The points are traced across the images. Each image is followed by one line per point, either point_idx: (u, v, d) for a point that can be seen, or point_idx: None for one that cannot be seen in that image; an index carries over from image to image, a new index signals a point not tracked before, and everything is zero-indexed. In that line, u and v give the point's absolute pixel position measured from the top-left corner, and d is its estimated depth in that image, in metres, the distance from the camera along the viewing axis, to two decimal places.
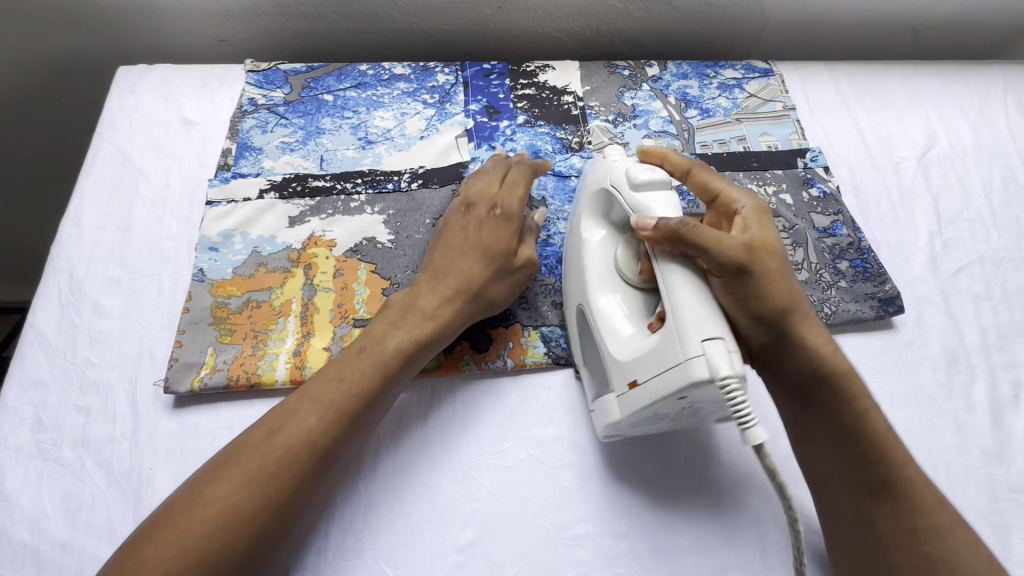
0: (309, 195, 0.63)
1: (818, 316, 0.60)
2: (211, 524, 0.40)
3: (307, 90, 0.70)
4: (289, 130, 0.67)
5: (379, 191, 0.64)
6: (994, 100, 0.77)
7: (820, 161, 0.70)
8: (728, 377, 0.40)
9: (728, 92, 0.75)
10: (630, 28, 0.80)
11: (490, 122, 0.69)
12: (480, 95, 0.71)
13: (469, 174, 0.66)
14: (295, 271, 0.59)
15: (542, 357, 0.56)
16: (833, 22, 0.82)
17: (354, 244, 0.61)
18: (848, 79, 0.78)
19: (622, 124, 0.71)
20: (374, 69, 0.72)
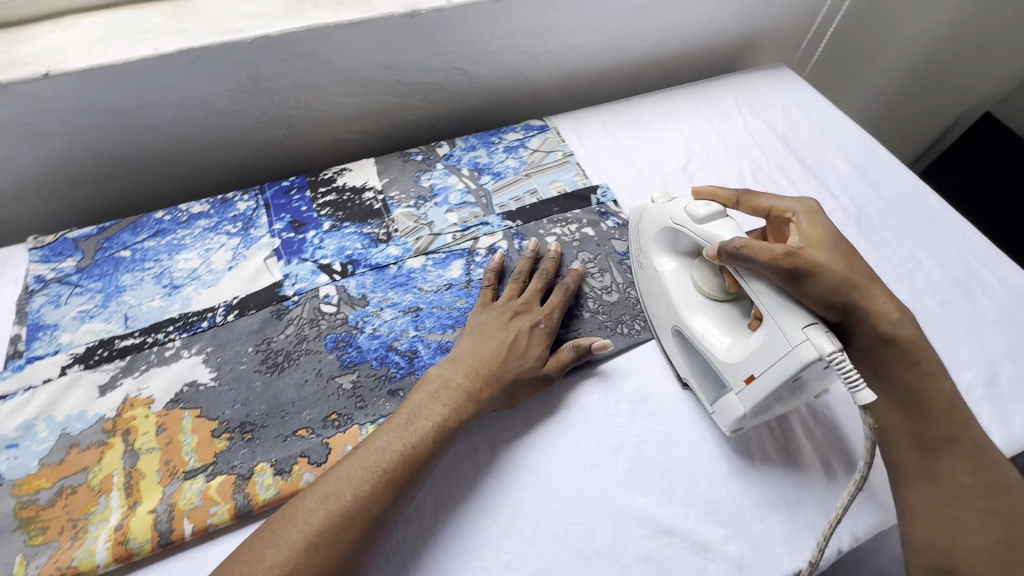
0: (117, 357, 0.62)
1: (629, 333, 0.67)
2: (364, 477, 0.49)
3: (101, 251, 0.69)
4: (86, 297, 0.65)
5: (194, 332, 0.64)
6: (730, 109, 0.93)
7: (606, 194, 0.79)
8: (834, 353, 0.47)
9: (514, 153, 0.84)
10: (418, 116, 0.89)
11: (297, 236, 0.73)
12: (283, 213, 0.75)
13: (285, 290, 0.67)
14: (112, 441, 0.56)
15: None
16: (591, 74, 0.95)
17: (174, 394, 0.60)
18: (613, 117, 0.90)
19: (424, 204, 0.77)
20: (172, 214, 0.74)
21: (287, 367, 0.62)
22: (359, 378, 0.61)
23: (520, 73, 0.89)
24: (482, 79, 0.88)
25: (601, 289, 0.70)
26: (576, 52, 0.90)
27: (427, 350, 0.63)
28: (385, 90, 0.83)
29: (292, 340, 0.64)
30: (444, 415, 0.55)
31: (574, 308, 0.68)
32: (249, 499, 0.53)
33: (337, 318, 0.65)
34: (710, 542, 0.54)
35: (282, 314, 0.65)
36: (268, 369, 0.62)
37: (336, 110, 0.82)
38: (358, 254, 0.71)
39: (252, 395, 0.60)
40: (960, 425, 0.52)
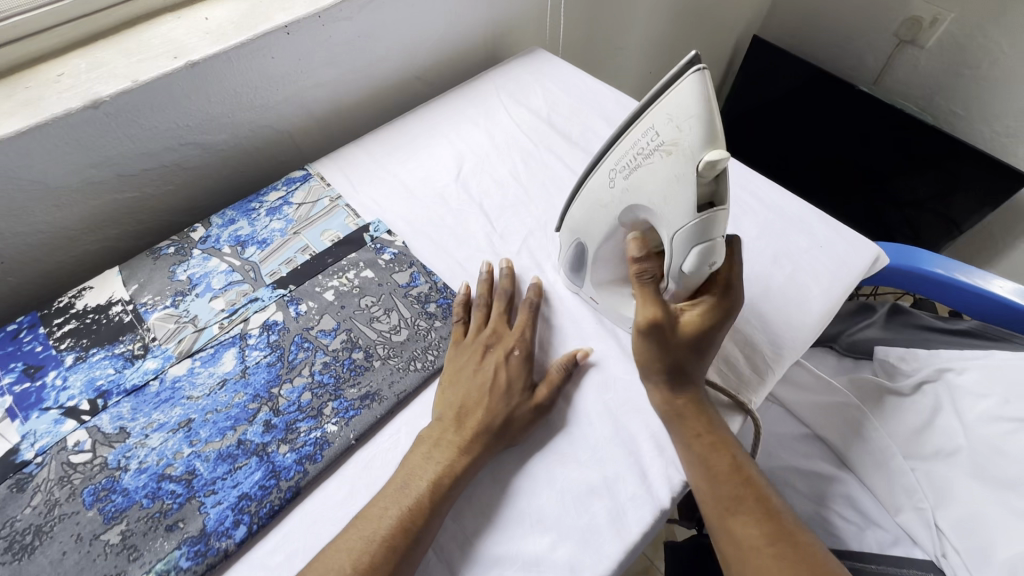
0: None
1: (424, 365, 0.64)
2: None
3: None
4: None
5: None
6: (493, 105, 0.93)
7: (380, 228, 0.76)
8: None
9: (278, 213, 0.78)
10: (164, 204, 0.81)
11: (33, 384, 0.62)
12: (13, 362, 0.64)
13: (25, 454, 0.57)
14: None
15: None
16: (347, 106, 0.91)
17: None
18: (379, 145, 0.87)
19: (183, 300, 0.70)
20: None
21: (39, 545, 0.53)
22: (130, 527, 0.54)
23: (265, 127, 0.83)
24: (223, 145, 0.81)
25: (390, 331, 0.67)
26: (320, 91, 0.86)
27: (205, 464, 0.57)
28: (108, 189, 0.74)
29: (41, 511, 0.54)
30: (438, 475, 0.53)
31: (362, 360, 0.65)
32: None
33: (94, 465, 0.57)
34: (540, 555, 0.53)
35: (24, 485, 0.56)
36: (14, 557, 0.52)
37: (60, 227, 0.73)
38: (110, 382, 0.63)
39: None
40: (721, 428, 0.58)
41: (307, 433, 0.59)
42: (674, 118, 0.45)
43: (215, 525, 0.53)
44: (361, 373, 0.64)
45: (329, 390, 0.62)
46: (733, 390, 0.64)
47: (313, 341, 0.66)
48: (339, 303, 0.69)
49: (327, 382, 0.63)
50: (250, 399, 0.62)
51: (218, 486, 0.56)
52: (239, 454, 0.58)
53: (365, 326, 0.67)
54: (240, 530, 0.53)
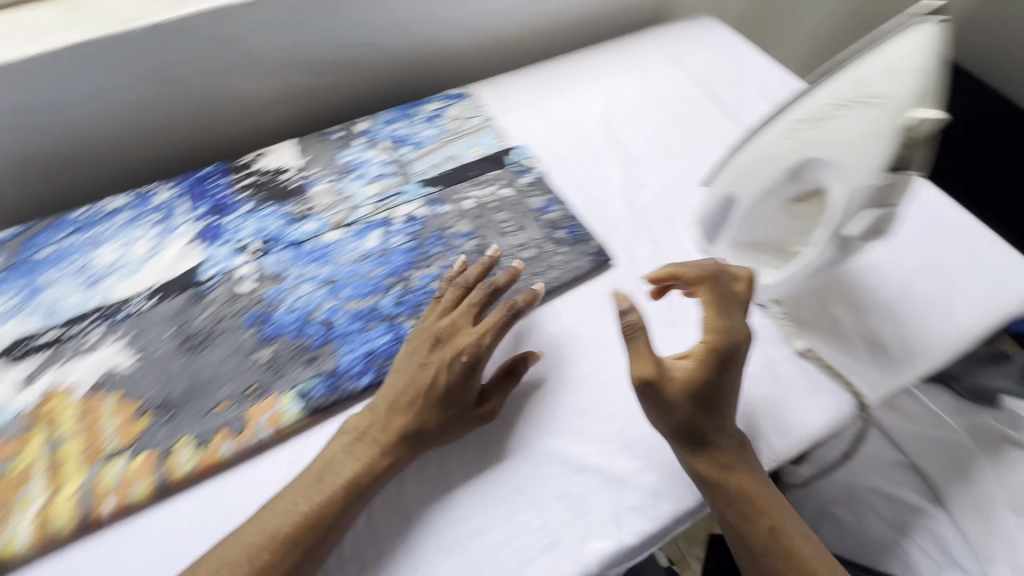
0: (41, 351, 0.63)
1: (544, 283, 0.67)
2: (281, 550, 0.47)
3: (24, 251, 0.70)
4: (9, 296, 0.66)
5: (114, 321, 0.65)
6: (650, 61, 0.93)
7: (523, 154, 0.80)
8: (803, 346, 0.63)
9: (433, 122, 0.84)
10: (337, 96, 0.89)
11: (216, 220, 0.73)
12: (203, 199, 0.75)
13: (205, 273, 0.68)
14: (33, 432, 0.58)
15: (298, 415, 0.58)
16: (510, 37, 0.94)
17: (97, 381, 0.61)
18: (534, 79, 0.90)
19: (342, 179, 0.77)
20: (91, 210, 0.74)
21: (207, 346, 0.63)
22: (277, 353, 0.62)
23: (436, 43, 0.88)
24: (397, 51, 0.87)
25: (517, 247, 0.71)
26: (491, 17, 0.89)
27: (343, 318, 0.64)
28: (298, 70, 0.82)
29: (211, 321, 0.64)
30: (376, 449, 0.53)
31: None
32: (167, 473, 0.55)
33: (255, 296, 0.66)
34: (625, 474, 0.56)
35: (200, 298, 0.66)
36: (187, 352, 0.62)
37: (255, 95, 0.82)
38: (277, 232, 0.72)
39: (172, 376, 0.61)
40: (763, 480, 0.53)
41: None
42: (890, 75, 0.50)
43: (346, 369, 0.61)
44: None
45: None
46: (853, 379, 0.61)
47: (447, 240, 0.71)
48: (475, 212, 0.74)
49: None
50: (386, 275, 0.68)
51: (352, 338, 0.63)
52: (372, 317, 0.65)
53: (496, 238, 0.72)
54: (365, 377, 0.60)
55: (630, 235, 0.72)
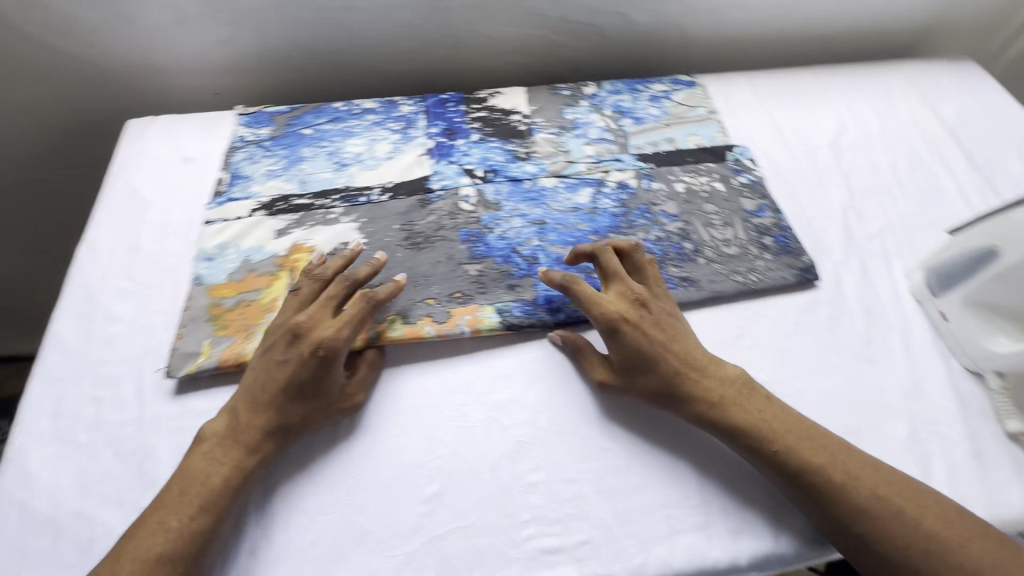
0: (292, 212, 0.72)
1: (744, 283, 0.67)
2: (189, 501, 0.50)
3: (289, 126, 0.81)
4: (274, 161, 0.77)
5: (353, 204, 0.73)
6: (897, 95, 0.87)
7: (746, 153, 0.79)
8: (1017, 430, 0.58)
9: (658, 102, 0.85)
10: (571, 57, 0.91)
11: (448, 141, 0.80)
12: (439, 120, 0.82)
13: (433, 185, 0.75)
14: (279, 274, 0.67)
15: (496, 325, 0.63)
16: (748, 37, 0.92)
17: (332, 249, 0.69)
18: (765, 84, 0.88)
19: (564, 134, 0.81)
20: (348, 106, 0.84)
21: (425, 247, 0.69)
22: (485, 271, 0.68)
23: (677, 26, 0.89)
24: (639, 26, 0.88)
25: (721, 242, 0.71)
26: (739, 13, 0.88)
27: (546, 259, 0.69)
28: (547, 24, 0.86)
29: (432, 226, 0.71)
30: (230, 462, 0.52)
31: (690, 252, 0.70)
32: (380, 336, 0.62)
33: (472, 217, 0.72)
34: None
35: (427, 205, 0.73)
36: (409, 246, 0.69)
37: (503, 38, 0.87)
38: (499, 165, 0.77)
39: (393, 263, 0.68)
40: (769, 405, 0.56)
41: None
42: None
43: (543, 304, 0.65)
44: (686, 261, 0.69)
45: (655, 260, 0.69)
46: None
47: (654, 216, 0.73)
48: (685, 197, 0.75)
49: (655, 253, 0.70)
50: (591, 232, 0.71)
51: None
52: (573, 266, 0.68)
53: (702, 227, 0.72)
54: (559, 316, 0.65)
55: (841, 262, 0.70)
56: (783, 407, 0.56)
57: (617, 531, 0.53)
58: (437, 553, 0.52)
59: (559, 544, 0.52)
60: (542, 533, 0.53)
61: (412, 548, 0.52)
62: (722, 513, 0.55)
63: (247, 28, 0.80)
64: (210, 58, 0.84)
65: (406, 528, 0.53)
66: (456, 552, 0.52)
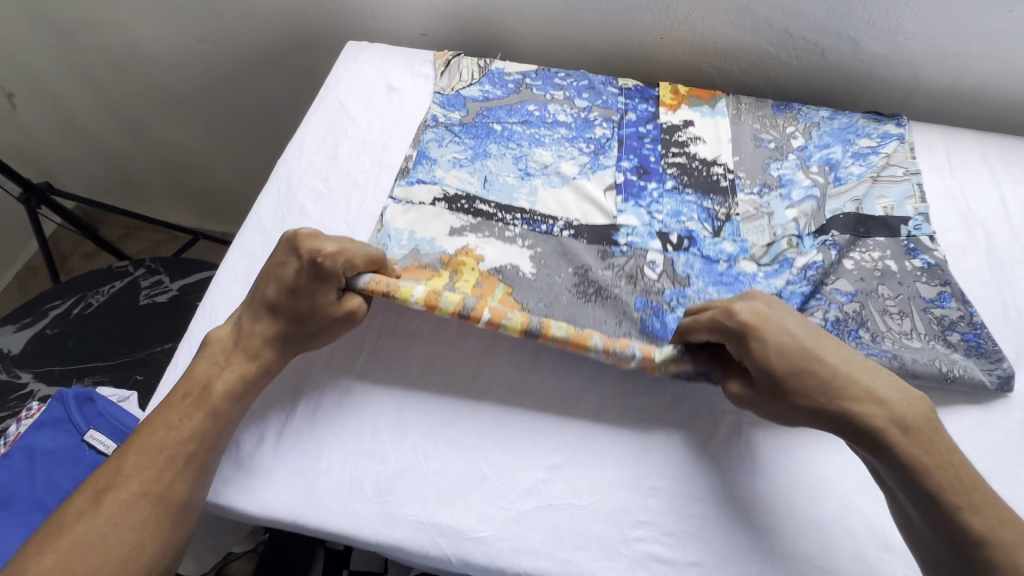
0: (472, 214, 0.68)
1: (942, 371, 0.58)
2: (193, 405, 0.53)
3: (480, 117, 0.78)
4: (460, 148, 0.74)
5: (533, 228, 0.68)
6: None
7: (923, 230, 0.69)
8: None
9: (860, 159, 0.75)
10: (779, 73, 0.86)
11: (639, 180, 0.73)
12: (633, 155, 0.75)
13: (619, 238, 0.68)
14: (441, 272, 0.64)
15: (671, 355, 0.56)
16: (991, 93, 0.82)
17: (500, 265, 0.64)
18: (997, 149, 0.78)
19: (767, 193, 0.73)
20: (541, 111, 0.78)
21: (595, 301, 0.63)
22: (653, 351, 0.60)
23: (910, 67, 0.81)
24: (868, 57, 0.81)
25: (901, 333, 0.62)
26: (991, 65, 0.79)
27: None
28: (767, 36, 0.81)
29: (609, 277, 0.65)
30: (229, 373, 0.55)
31: (868, 340, 0.61)
32: (543, 327, 0.58)
33: (654, 284, 0.65)
34: None
35: (607, 257, 0.66)
36: (579, 294, 0.63)
37: (713, 40, 0.83)
38: (695, 231, 0.70)
39: (556, 304, 0.62)
40: (916, 419, 0.47)
41: None
42: None
43: None
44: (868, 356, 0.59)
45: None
46: None
47: (827, 294, 0.64)
48: (860, 274, 0.65)
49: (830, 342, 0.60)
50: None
51: None
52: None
53: (877, 315, 0.63)
54: None
55: None
56: (930, 421, 0.48)
57: (730, 564, 0.51)
58: (547, 521, 0.53)
59: (670, 555, 0.51)
60: (655, 539, 0.52)
61: (525, 508, 0.53)
62: None
63: None
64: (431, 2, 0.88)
65: (523, 487, 0.54)
66: (564, 527, 0.53)
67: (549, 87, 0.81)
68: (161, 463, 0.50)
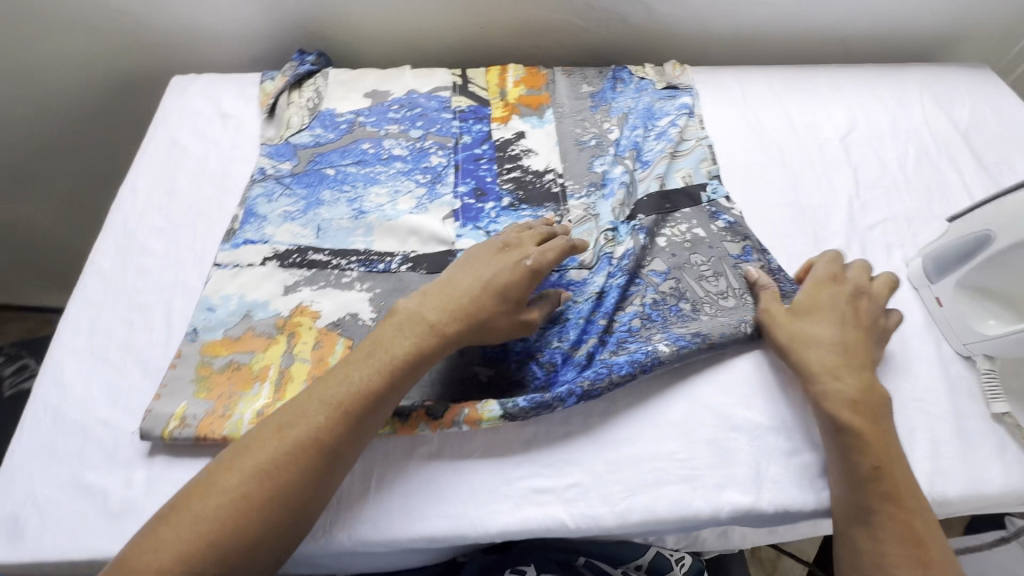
0: (306, 266, 0.67)
1: (749, 331, 0.62)
2: (279, 446, 0.49)
3: (312, 164, 0.77)
4: (291, 200, 0.73)
5: (370, 269, 0.68)
6: (911, 96, 0.88)
7: (719, 193, 0.74)
8: (1004, 412, 0.59)
9: (664, 139, 0.80)
10: (594, 41, 0.94)
11: (476, 203, 0.74)
12: (469, 178, 0.76)
13: None
14: (278, 337, 0.62)
15: (497, 421, 0.56)
16: (767, 33, 0.95)
17: (338, 318, 0.63)
18: (781, 80, 0.90)
19: (593, 193, 0.75)
20: (376, 148, 0.79)
21: None
22: (495, 376, 0.60)
23: (699, 21, 0.92)
24: (663, 19, 0.91)
25: (717, 295, 0.65)
26: (761, 10, 0.91)
27: (556, 331, 0.62)
28: (575, 10, 0.89)
29: None
30: (321, 421, 0.50)
31: (690, 311, 0.64)
32: None
33: None
34: (779, 451, 0.57)
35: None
36: None
37: (529, 22, 0.90)
38: None
39: None
40: (869, 399, 0.55)
41: (638, 345, 0.60)
42: None
43: (555, 383, 0.59)
44: (687, 321, 0.63)
45: (658, 326, 0.62)
46: None
47: (644, 277, 0.66)
48: (671, 251, 0.69)
49: (655, 318, 0.63)
50: (593, 308, 0.63)
51: (561, 370, 0.60)
52: (579, 342, 0.61)
53: (693, 281, 0.66)
54: (571, 398, 0.57)
55: (841, 246, 0.72)
56: (885, 407, 0.56)
57: (605, 478, 0.55)
58: (432, 484, 0.55)
59: (550, 485, 0.55)
60: (534, 474, 0.55)
61: (409, 475, 0.55)
62: (709, 469, 0.56)
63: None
64: (255, 26, 0.89)
65: (402, 462, 0.56)
66: (449, 483, 0.55)
67: (383, 122, 0.81)
68: (229, 508, 0.46)
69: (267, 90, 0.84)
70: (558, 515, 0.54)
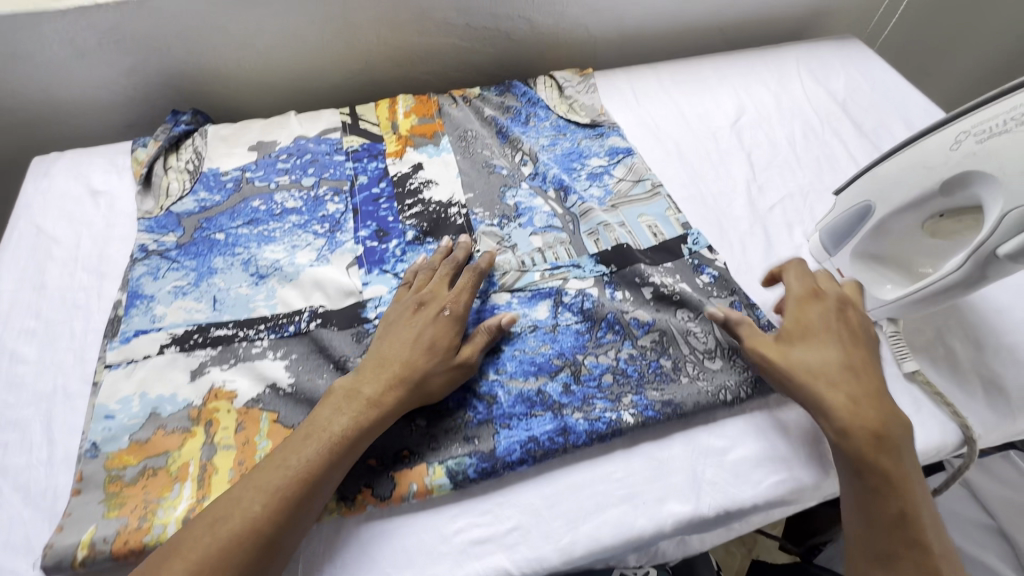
0: (210, 345, 0.62)
1: (725, 399, 0.59)
2: (210, 542, 0.44)
3: (199, 231, 0.72)
4: (181, 274, 0.68)
5: (281, 334, 0.63)
6: (790, 74, 0.92)
7: (700, 243, 0.70)
8: (915, 370, 0.61)
9: (598, 181, 0.77)
10: (483, 61, 0.94)
11: (380, 245, 0.71)
12: (369, 221, 0.73)
13: (368, 312, 0.65)
14: (194, 430, 0.57)
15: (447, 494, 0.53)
16: (650, 32, 0.97)
17: (256, 393, 0.59)
18: (669, 75, 0.92)
19: (509, 224, 0.72)
20: (267, 204, 0.74)
21: None
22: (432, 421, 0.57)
23: (581, 27, 0.93)
24: (547, 30, 0.91)
25: (704, 353, 0.62)
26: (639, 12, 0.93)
27: (507, 396, 0.58)
28: (456, 33, 0.88)
29: None
30: (255, 507, 0.46)
31: (670, 369, 0.61)
32: None
33: None
34: (713, 451, 0.57)
35: (361, 338, 0.63)
36: None
37: (412, 50, 0.89)
38: None
39: None
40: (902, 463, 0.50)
41: (602, 410, 0.57)
42: None
43: (503, 453, 0.54)
44: (666, 381, 0.60)
45: (631, 383, 0.60)
46: (960, 407, 0.59)
47: (624, 326, 0.63)
48: (656, 303, 0.65)
49: (631, 374, 0.60)
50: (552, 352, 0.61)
51: (514, 423, 0.56)
52: (518, 373, 0.60)
53: (680, 338, 0.63)
54: (521, 467, 0.54)
55: (746, 231, 0.73)
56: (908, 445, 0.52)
57: (546, 515, 0.53)
58: (366, 559, 0.51)
59: (489, 534, 0.52)
60: (472, 525, 0.53)
61: (339, 554, 0.51)
62: (648, 485, 0.55)
63: (151, 58, 0.80)
64: (120, 91, 0.84)
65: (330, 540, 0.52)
66: (382, 553, 0.51)
67: (273, 175, 0.77)
68: None
69: (140, 158, 0.78)
70: (501, 564, 0.51)
